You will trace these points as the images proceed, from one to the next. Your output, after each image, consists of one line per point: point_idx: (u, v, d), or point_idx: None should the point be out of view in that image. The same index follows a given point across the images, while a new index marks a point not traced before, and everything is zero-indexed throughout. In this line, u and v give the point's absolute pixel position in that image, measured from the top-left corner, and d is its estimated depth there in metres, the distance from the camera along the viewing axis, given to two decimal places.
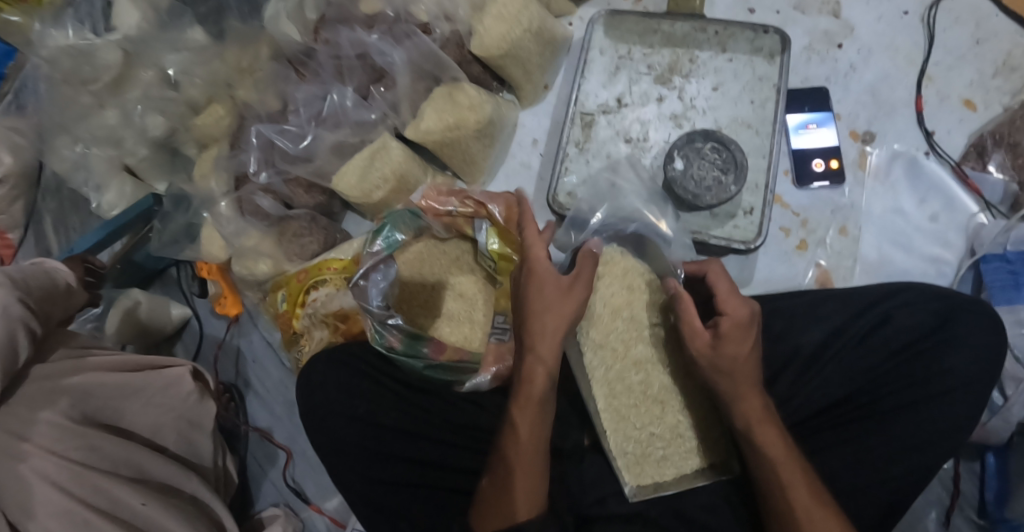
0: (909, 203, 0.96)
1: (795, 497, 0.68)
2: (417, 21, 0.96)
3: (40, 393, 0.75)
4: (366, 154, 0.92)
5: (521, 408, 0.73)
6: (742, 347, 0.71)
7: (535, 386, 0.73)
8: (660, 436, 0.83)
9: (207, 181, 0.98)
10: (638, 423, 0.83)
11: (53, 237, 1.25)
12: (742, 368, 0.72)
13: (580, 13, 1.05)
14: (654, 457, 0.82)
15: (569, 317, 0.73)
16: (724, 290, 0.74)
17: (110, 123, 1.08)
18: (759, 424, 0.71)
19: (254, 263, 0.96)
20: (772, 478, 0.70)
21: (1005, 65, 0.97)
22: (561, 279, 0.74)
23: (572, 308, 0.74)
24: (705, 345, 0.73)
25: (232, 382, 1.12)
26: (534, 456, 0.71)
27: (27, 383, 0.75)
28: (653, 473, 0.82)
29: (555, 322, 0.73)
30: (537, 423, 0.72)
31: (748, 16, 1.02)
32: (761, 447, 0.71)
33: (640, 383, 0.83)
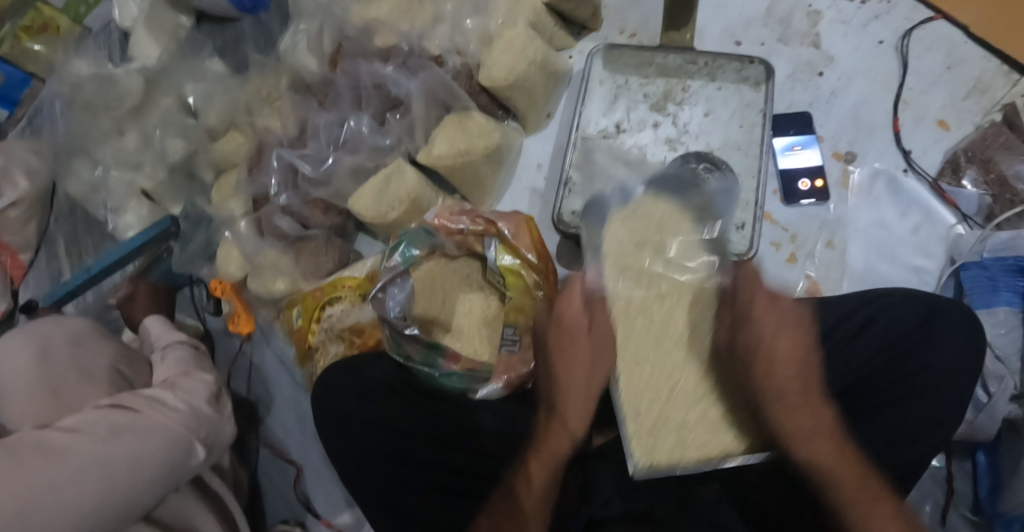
0: (892, 216, 1.02)
1: (849, 481, 0.69)
2: (430, 54, 1.03)
3: (122, 412, 0.77)
4: (381, 178, 0.97)
5: (539, 459, 0.75)
6: (783, 346, 0.73)
7: (562, 442, 0.74)
8: (685, 394, 0.76)
9: (226, 205, 1.05)
10: (655, 372, 0.76)
11: (64, 258, 1.30)
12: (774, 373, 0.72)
13: (579, 46, 1.12)
14: (672, 425, 0.74)
15: (599, 371, 0.75)
16: (764, 306, 0.73)
17: (130, 148, 1.17)
18: (808, 436, 0.70)
19: (273, 281, 1.02)
20: (825, 475, 0.70)
21: (976, 89, 1.04)
22: (591, 334, 0.76)
23: (607, 368, 0.75)
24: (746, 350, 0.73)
25: (245, 396, 1.15)
26: (563, 441, 0.75)
27: (184, 444, 0.79)
28: (671, 450, 0.73)
29: (581, 379, 0.75)
30: (582, 415, 0.75)
31: (735, 48, 1.10)
32: (810, 458, 0.70)
33: (661, 320, 0.78)
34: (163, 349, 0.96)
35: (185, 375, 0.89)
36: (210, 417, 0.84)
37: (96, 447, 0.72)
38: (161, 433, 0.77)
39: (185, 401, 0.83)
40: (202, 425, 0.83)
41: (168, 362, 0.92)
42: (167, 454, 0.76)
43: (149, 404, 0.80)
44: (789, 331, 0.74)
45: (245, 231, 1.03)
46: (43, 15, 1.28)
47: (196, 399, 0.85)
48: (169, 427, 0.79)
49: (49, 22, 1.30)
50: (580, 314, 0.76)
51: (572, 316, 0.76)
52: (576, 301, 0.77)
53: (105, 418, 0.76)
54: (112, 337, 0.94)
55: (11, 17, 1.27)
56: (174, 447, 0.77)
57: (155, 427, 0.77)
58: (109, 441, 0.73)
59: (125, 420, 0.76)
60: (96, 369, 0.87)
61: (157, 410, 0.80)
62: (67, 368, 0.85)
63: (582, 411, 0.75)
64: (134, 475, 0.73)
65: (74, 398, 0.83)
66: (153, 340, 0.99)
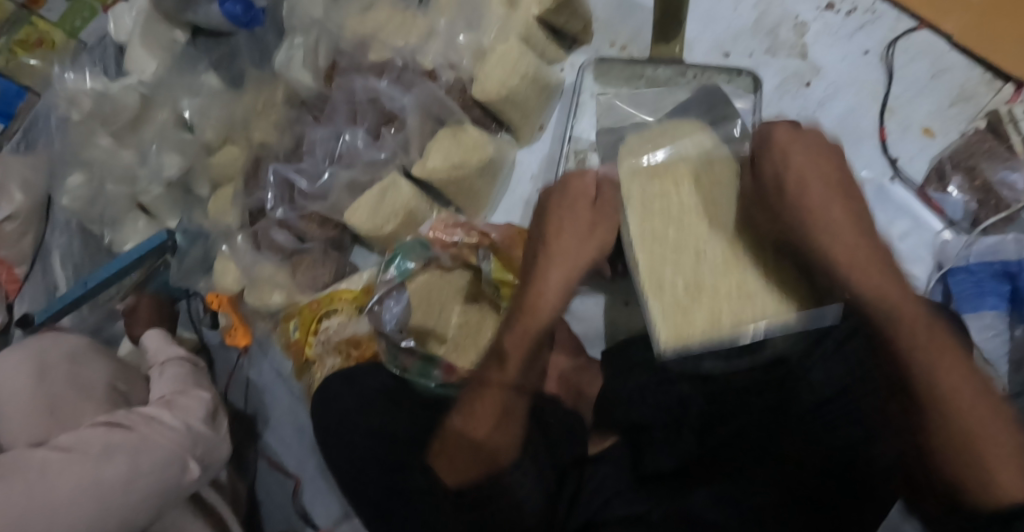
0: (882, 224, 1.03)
1: (906, 315, 0.66)
2: (424, 68, 1.04)
3: (119, 432, 0.79)
4: (378, 189, 0.98)
5: (521, 333, 0.79)
6: (813, 186, 0.71)
7: (542, 314, 0.79)
8: (712, 266, 0.79)
9: (225, 217, 1.06)
10: (677, 259, 0.80)
11: (59, 269, 1.30)
12: (802, 212, 0.71)
13: (571, 59, 1.14)
14: (700, 297, 0.78)
15: (586, 257, 0.81)
16: (786, 137, 0.73)
17: (127, 162, 1.19)
18: (859, 269, 0.68)
19: (270, 294, 1.03)
20: (872, 302, 0.67)
21: (960, 97, 1.06)
22: (583, 227, 0.82)
23: (590, 252, 0.81)
24: (774, 189, 0.73)
25: (242, 409, 1.16)
26: (546, 311, 0.79)
27: (180, 463, 0.81)
28: (694, 324, 0.77)
29: (566, 256, 0.80)
30: (563, 282, 0.80)
31: (723, 60, 1.13)
32: (857, 290, 0.68)
33: (678, 205, 0.82)
34: (160, 364, 0.97)
35: (180, 392, 0.90)
36: (205, 435, 0.86)
37: (90, 467, 0.74)
38: (155, 451, 0.79)
39: (181, 420, 0.85)
40: (197, 443, 0.85)
41: (164, 378, 0.93)
42: (162, 472, 0.78)
43: (144, 423, 0.82)
44: (818, 159, 0.72)
45: (241, 245, 1.04)
46: (38, 30, 1.32)
47: (191, 418, 0.87)
48: (164, 444, 0.81)
49: (44, 38, 1.33)
50: (588, 190, 0.83)
51: (579, 192, 0.83)
52: (581, 198, 0.83)
53: (101, 437, 0.78)
54: (109, 353, 0.95)
55: (6, 31, 1.31)
56: (168, 467, 0.79)
57: (150, 445, 0.79)
58: (104, 459, 0.75)
59: (120, 439, 0.78)
60: (94, 386, 0.88)
61: (152, 429, 0.82)
62: (64, 385, 0.86)
63: (569, 269, 0.81)
64: (128, 491, 0.75)
65: (72, 415, 0.84)
66: (150, 355, 0.99)
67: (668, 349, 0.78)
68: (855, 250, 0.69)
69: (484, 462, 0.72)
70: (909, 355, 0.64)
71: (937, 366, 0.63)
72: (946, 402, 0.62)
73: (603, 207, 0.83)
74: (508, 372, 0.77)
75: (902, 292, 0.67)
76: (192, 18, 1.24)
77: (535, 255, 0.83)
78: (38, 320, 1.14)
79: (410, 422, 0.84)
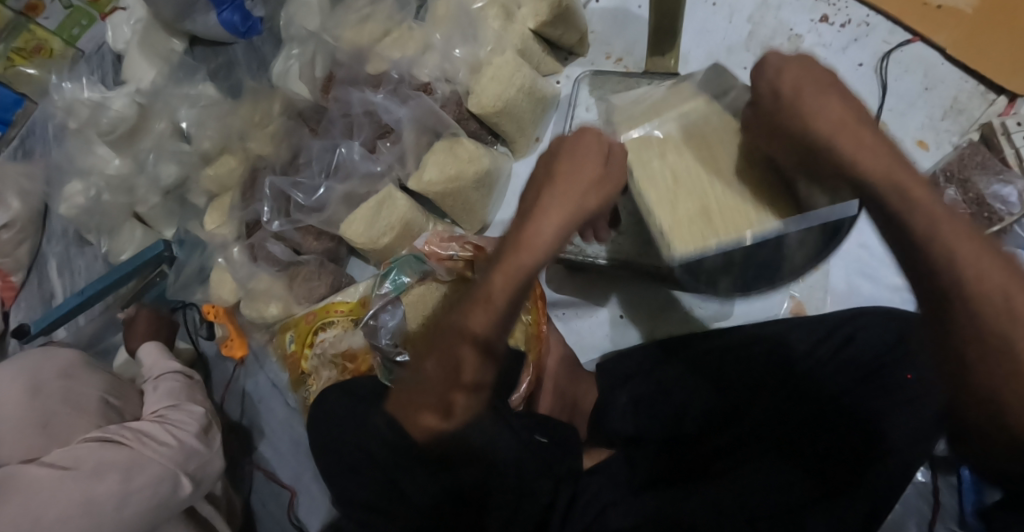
0: (875, 237, 1.03)
1: (920, 198, 0.59)
2: (419, 82, 1.05)
3: (110, 448, 0.80)
4: (374, 203, 0.98)
5: (500, 276, 0.66)
6: (812, 90, 0.64)
7: (529, 262, 0.66)
8: (706, 161, 0.69)
9: (220, 230, 1.05)
10: (667, 159, 0.70)
11: (56, 279, 1.31)
12: (810, 114, 0.63)
13: (567, 71, 1.15)
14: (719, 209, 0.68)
15: (589, 211, 0.67)
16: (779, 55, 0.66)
17: (123, 172, 1.19)
18: (886, 173, 0.60)
19: (265, 306, 1.03)
20: (880, 183, 0.60)
21: (952, 108, 1.07)
22: (594, 170, 0.67)
23: (596, 206, 0.67)
24: (770, 98, 0.66)
25: (238, 420, 1.16)
26: (531, 258, 0.66)
27: (168, 479, 0.81)
28: (703, 228, 0.68)
29: (565, 199, 0.66)
30: (565, 223, 0.66)
31: None
32: (859, 171, 0.61)
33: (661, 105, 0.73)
34: (154, 378, 0.96)
35: (173, 407, 0.90)
36: (198, 450, 0.87)
37: (83, 484, 0.75)
38: (148, 468, 0.80)
39: (174, 436, 0.86)
40: (190, 458, 0.85)
41: (157, 392, 0.94)
42: (154, 489, 0.79)
43: (137, 438, 0.83)
44: (807, 68, 0.65)
45: (237, 257, 1.03)
46: (37, 37, 1.28)
47: (185, 433, 0.87)
48: (155, 462, 0.81)
49: (42, 45, 1.30)
50: (595, 148, 0.68)
51: (591, 135, 0.69)
52: (594, 151, 0.68)
53: (94, 453, 0.78)
54: (103, 367, 0.95)
55: (4, 40, 1.26)
56: (160, 483, 0.80)
57: (143, 462, 0.80)
58: (97, 478, 0.76)
59: (113, 455, 0.79)
60: (87, 402, 0.88)
61: (144, 447, 0.82)
62: (57, 402, 0.86)
63: (563, 215, 0.66)
64: (121, 510, 0.76)
65: (64, 432, 0.84)
66: (145, 370, 0.99)
67: (682, 254, 0.68)
68: (862, 134, 0.62)
69: (457, 383, 0.67)
70: (929, 234, 0.57)
71: (959, 253, 0.57)
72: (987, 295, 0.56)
73: (620, 158, 0.69)
74: (477, 322, 0.66)
75: (917, 179, 0.59)
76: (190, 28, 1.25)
77: (533, 197, 0.69)
78: (34, 329, 1.12)
79: (372, 422, 0.81)
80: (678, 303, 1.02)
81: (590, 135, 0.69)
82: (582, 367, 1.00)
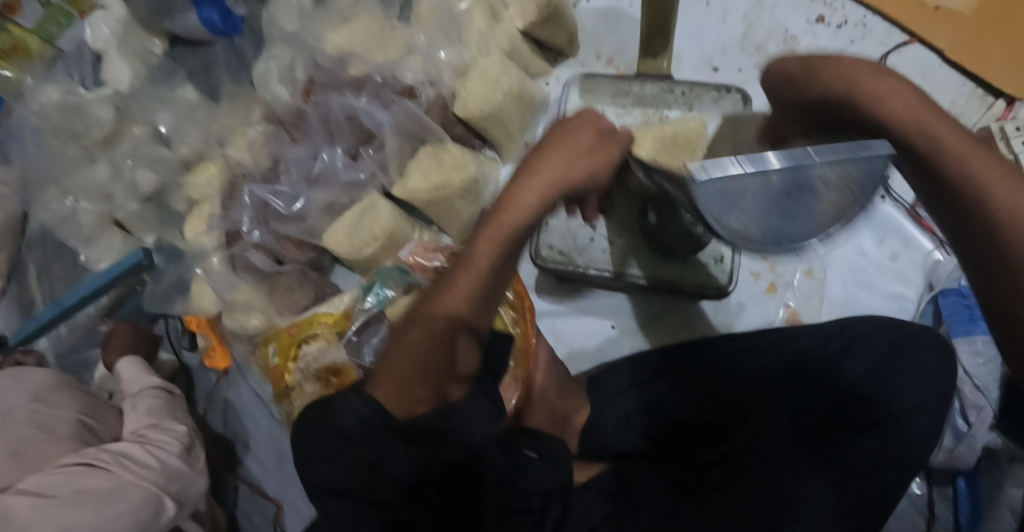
0: (869, 244, 1.02)
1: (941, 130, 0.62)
2: (402, 85, 1.01)
3: (85, 473, 0.77)
4: (356, 213, 0.95)
5: (487, 233, 0.67)
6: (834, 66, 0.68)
7: (514, 218, 0.67)
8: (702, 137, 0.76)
9: (199, 239, 1.02)
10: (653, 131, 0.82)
11: (36, 288, 1.26)
12: (829, 81, 0.67)
13: (557, 73, 1.12)
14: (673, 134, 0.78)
15: (578, 180, 0.67)
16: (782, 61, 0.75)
17: (99, 177, 1.17)
18: (917, 113, 0.63)
19: (245, 318, 0.99)
20: (904, 127, 0.63)
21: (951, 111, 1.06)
22: (584, 143, 0.68)
23: (582, 174, 0.67)
24: (798, 73, 0.71)
25: (221, 433, 1.14)
26: (519, 215, 0.67)
27: (151, 503, 0.79)
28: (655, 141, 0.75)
29: (558, 162, 0.67)
30: (553, 185, 0.67)
31: (712, 74, 1.12)
32: (885, 116, 0.63)
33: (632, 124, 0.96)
34: (134, 394, 0.94)
35: (155, 426, 0.88)
36: (181, 471, 0.84)
37: (61, 512, 0.73)
38: (126, 493, 0.77)
39: (155, 456, 0.83)
40: (173, 479, 0.83)
41: (136, 410, 0.91)
42: (133, 517, 0.77)
43: (115, 460, 0.80)
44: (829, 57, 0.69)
45: (216, 267, 1.01)
46: (13, 36, 1.23)
47: (167, 452, 0.84)
48: (132, 488, 0.78)
49: (18, 44, 1.24)
50: (591, 120, 0.69)
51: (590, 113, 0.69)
52: (588, 123, 0.69)
53: (70, 479, 0.76)
54: (77, 387, 0.92)
55: None
56: (140, 508, 0.77)
57: (123, 487, 0.78)
58: (74, 506, 0.74)
59: (92, 482, 0.76)
60: (60, 426, 0.85)
61: (122, 468, 0.79)
62: (29, 428, 0.83)
63: (547, 183, 0.67)
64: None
65: (38, 458, 0.81)
66: (123, 386, 0.96)
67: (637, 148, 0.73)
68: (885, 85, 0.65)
69: (432, 374, 0.66)
70: (956, 168, 0.61)
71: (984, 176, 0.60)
72: (1000, 219, 0.60)
73: (619, 133, 0.69)
74: (451, 302, 0.66)
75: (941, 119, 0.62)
76: (169, 28, 1.22)
77: (515, 174, 0.69)
78: (11, 341, 1.08)
79: (331, 410, 0.66)
80: (673, 310, 1.01)
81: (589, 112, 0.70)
82: (573, 381, 0.97)
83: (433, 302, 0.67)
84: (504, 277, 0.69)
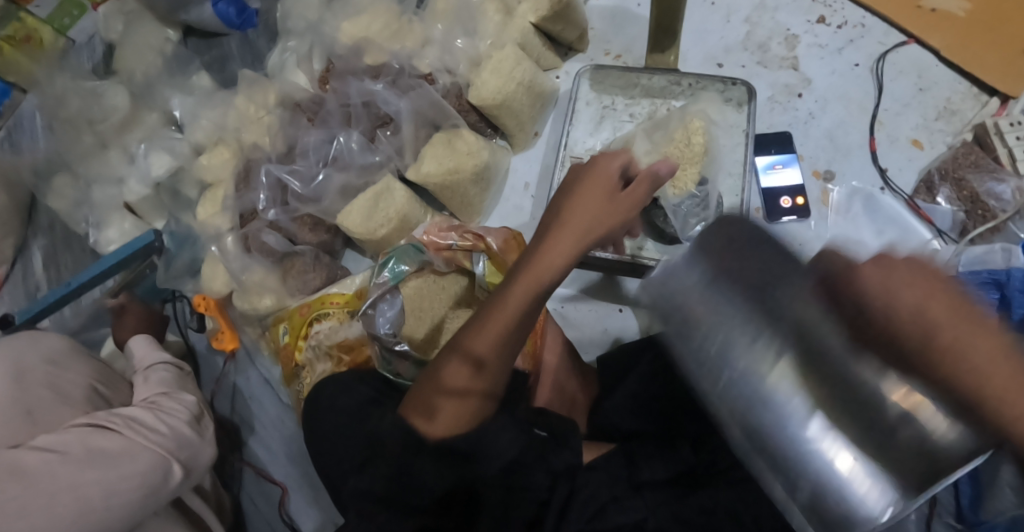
0: (869, 234, 1.04)
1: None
2: (421, 73, 1.05)
3: (94, 433, 0.77)
4: (371, 195, 0.97)
5: (518, 286, 0.72)
6: (967, 341, 0.46)
7: (545, 272, 0.72)
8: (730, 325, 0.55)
9: (214, 220, 1.04)
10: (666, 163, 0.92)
11: (42, 274, 1.19)
12: (950, 365, 0.46)
13: (567, 67, 1.15)
14: (685, 154, 0.93)
15: (600, 232, 0.73)
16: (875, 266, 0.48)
17: (111, 162, 1.20)
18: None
19: (259, 298, 1.00)
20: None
21: (945, 110, 1.10)
22: (606, 197, 0.74)
23: (605, 227, 0.74)
24: (891, 333, 0.47)
25: (227, 417, 1.14)
26: (547, 267, 0.72)
27: (161, 467, 0.79)
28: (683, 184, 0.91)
29: (585, 217, 0.73)
30: (579, 238, 0.72)
31: (717, 70, 1.16)
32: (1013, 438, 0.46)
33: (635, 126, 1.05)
34: (145, 368, 0.95)
35: (166, 395, 0.89)
36: (190, 439, 0.85)
37: (72, 469, 0.73)
38: (137, 454, 0.78)
39: (165, 422, 0.84)
40: (182, 446, 0.83)
41: (148, 382, 0.92)
42: (142, 479, 0.77)
43: (125, 423, 0.81)
44: (933, 288, 0.47)
45: (231, 248, 1.01)
46: (27, 25, 1.23)
47: (178, 420, 0.85)
48: (143, 449, 0.79)
49: (32, 34, 1.23)
50: (611, 175, 0.75)
51: (607, 170, 0.76)
52: (603, 179, 0.75)
53: (82, 438, 0.76)
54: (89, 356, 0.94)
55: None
56: (151, 471, 0.78)
57: (133, 450, 0.78)
58: (85, 464, 0.74)
59: (103, 442, 0.77)
60: (73, 390, 0.87)
61: (134, 431, 0.80)
62: (41, 390, 0.84)
63: (573, 241, 0.72)
64: (110, 500, 0.73)
65: (50, 420, 0.82)
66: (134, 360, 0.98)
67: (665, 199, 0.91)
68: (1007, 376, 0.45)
69: (466, 406, 0.71)
70: None
71: None
72: None
73: (635, 187, 0.75)
74: (482, 342, 0.72)
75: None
76: (184, 18, 1.25)
77: (548, 227, 0.75)
78: (17, 320, 1.08)
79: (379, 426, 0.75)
80: None
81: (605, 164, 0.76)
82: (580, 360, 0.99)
83: (467, 342, 0.73)
84: (531, 322, 0.74)
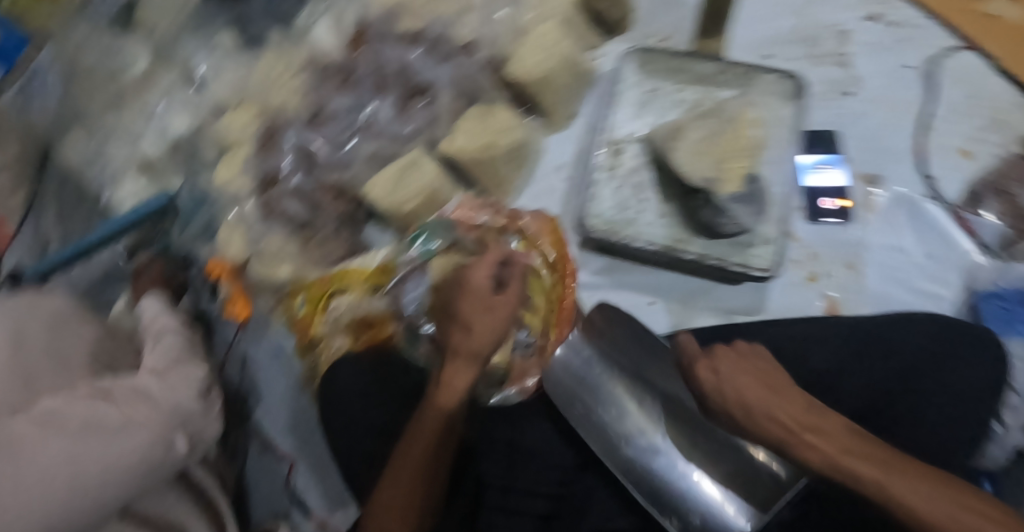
0: (909, 242, 1.01)
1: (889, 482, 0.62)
2: (461, 41, 1.00)
3: (96, 402, 0.72)
4: (399, 167, 0.94)
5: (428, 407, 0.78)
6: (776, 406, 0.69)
7: (449, 396, 0.77)
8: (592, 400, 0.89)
9: (232, 184, 0.99)
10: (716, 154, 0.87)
11: (53, 229, 1.16)
12: (762, 423, 0.69)
13: (608, 47, 1.11)
14: (733, 145, 0.88)
15: (484, 349, 0.76)
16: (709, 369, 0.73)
17: (127, 117, 1.15)
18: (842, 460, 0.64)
19: (277, 265, 0.98)
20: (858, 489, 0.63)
21: (997, 120, 1.06)
22: (488, 301, 0.77)
23: (496, 337, 0.76)
24: (735, 408, 0.70)
25: (236, 387, 1.10)
26: (450, 391, 0.77)
27: (163, 440, 0.74)
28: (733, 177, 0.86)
29: (477, 340, 0.76)
30: (470, 363, 0.77)
31: (763, 61, 1.12)
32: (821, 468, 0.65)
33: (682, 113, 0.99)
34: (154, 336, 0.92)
35: (173, 366, 0.85)
36: (195, 413, 0.80)
37: (69, 441, 0.67)
38: (140, 425, 0.72)
39: (171, 394, 0.79)
40: (186, 420, 0.79)
41: (156, 351, 0.88)
42: (145, 452, 0.71)
43: (128, 393, 0.75)
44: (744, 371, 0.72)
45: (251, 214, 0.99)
46: None
47: (183, 393, 0.81)
48: (146, 420, 0.74)
49: None
50: (483, 283, 0.77)
51: (479, 282, 0.77)
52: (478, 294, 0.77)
53: (82, 407, 0.70)
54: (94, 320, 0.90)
55: None
56: (154, 444, 0.72)
57: (135, 420, 0.72)
58: (83, 435, 0.68)
59: (105, 412, 0.71)
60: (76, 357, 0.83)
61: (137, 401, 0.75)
62: (42, 354, 0.80)
63: (466, 365, 0.77)
64: (107, 474, 0.68)
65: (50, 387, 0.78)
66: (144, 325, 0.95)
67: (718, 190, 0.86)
68: (816, 430, 0.66)
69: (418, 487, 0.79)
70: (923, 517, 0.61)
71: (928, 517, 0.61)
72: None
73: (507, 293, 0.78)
74: (445, 397, 0.77)
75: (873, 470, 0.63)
76: None
77: (444, 354, 0.79)
78: (27, 276, 1.05)
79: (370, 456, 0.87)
80: (711, 289, 1.00)
81: (479, 279, 0.77)
82: None
83: (398, 463, 0.79)
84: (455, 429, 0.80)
